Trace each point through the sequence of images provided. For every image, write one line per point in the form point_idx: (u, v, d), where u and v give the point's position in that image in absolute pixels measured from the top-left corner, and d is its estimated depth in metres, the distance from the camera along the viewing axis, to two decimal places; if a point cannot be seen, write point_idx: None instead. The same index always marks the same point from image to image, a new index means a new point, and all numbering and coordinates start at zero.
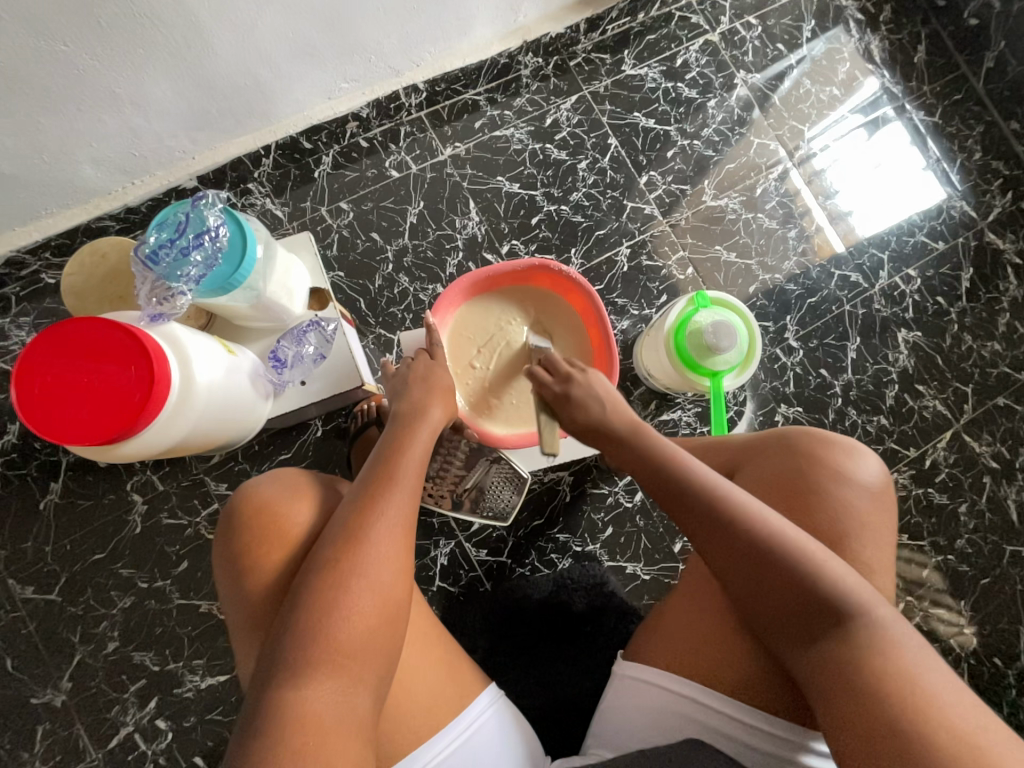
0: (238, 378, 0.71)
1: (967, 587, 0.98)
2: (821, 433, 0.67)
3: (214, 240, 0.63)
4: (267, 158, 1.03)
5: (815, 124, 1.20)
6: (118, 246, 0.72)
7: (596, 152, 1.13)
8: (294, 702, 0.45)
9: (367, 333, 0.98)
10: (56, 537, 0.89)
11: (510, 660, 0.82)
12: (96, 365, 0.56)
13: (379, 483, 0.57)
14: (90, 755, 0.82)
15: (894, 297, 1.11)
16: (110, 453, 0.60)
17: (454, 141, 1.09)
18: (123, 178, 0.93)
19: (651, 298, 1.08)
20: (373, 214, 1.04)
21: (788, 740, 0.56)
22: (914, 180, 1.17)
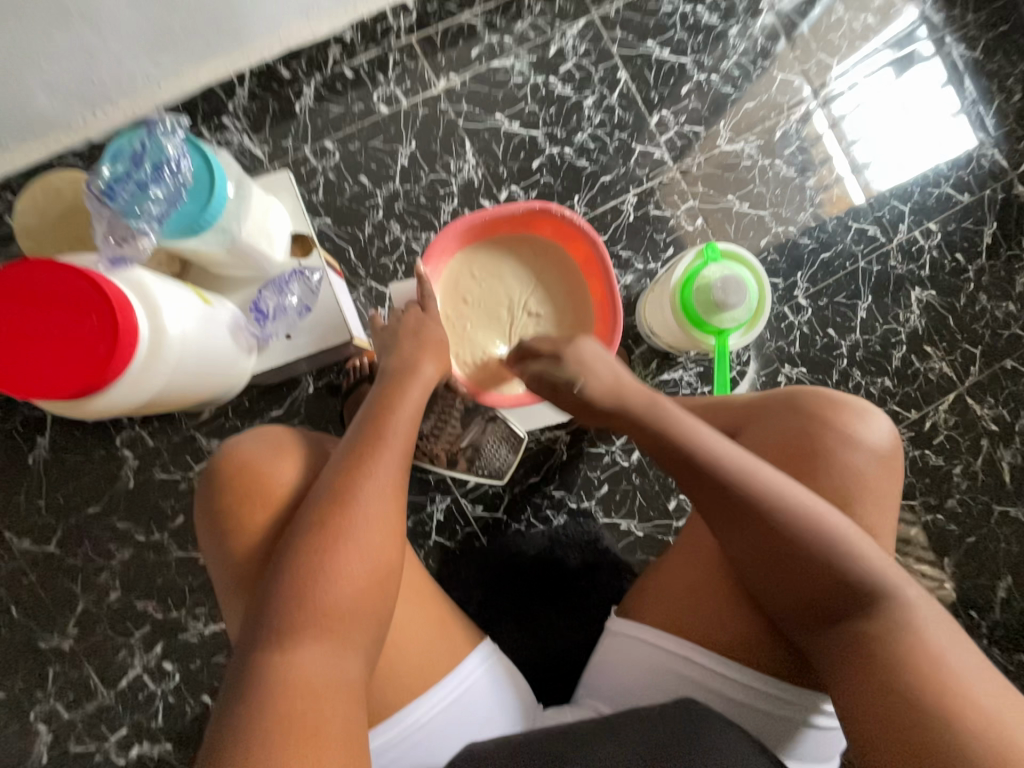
0: (216, 329, 0.68)
1: (952, 545, 0.99)
2: (831, 394, 0.65)
3: (174, 173, 0.59)
4: (242, 89, 0.93)
5: (845, 57, 1.09)
6: (73, 181, 0.66)
7: (604, 87, 1.03)
8: (281, 665, 0.44)
9: (357, 285, 0.93)
10: (49, 490, 0.88)
11: (506, 612, 0.83)
12: (55, 314, 0.53)
13: (366, 445, 0.54)
14: (101, 694, 0.85)
15: (911, 253, 1.06)
16: (81, 408, 0.57)
17: (449, 72, 0.99)
18: (84, 108, 0.85)
19: (657, 251, 1.02)
20: (361, 154, 0.96)
21: (774, 695, 0.58)
22: (946, 124, 1.09)
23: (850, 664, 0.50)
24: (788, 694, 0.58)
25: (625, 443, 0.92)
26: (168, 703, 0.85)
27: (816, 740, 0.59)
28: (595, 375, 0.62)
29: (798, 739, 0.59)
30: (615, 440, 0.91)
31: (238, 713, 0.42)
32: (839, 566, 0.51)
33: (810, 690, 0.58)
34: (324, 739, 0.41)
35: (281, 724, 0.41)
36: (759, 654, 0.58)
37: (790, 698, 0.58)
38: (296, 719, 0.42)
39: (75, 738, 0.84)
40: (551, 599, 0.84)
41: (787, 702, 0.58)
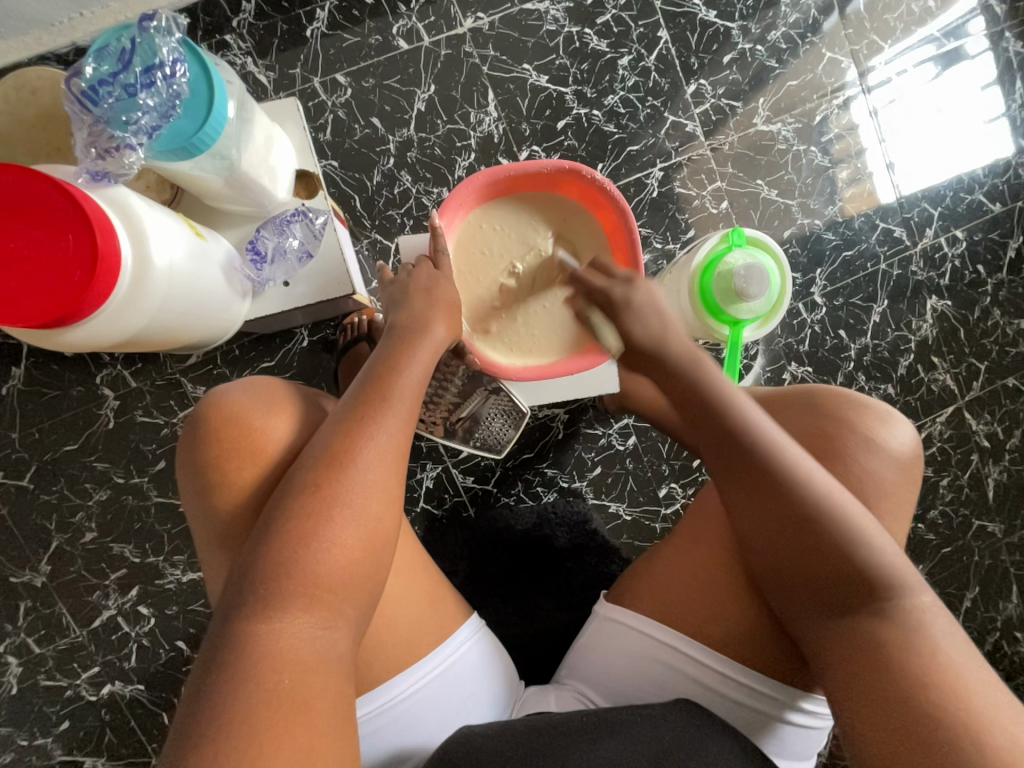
0: (209, 268, 0.63)
1: (928, 553, 1.00)
2: (854, 397, 0.64)
3: (168, 81, 0.52)
4: (248, 4, 0.85)
5: (897, 42, 1.03)
6: (53, 81, 0.59)
7: (641, 47, 0.96)
8: (267, 634, 0.42)
9: (361, 236, 0.88)
10: (23, 424, 0.84)
11: (490, 584, 0.83)
12: (28, 231, 0.48)
13: (369, 406, 0.51)
14: (73, 632, 0.84)
15: (934, 260, 1.02)
16: (55, 339, 0.53)
17: (476, 11, 0.91)
18: (70, 7, 0.76)
19: (677, 231, 0.97)
20: (375, 93, 0.89)
21: (760, 692, 0.58)
22: (989, 127, 1.04)
23: (844, 667, 0.50)
24: (775, 692, 0.58)
25: (622, 426, 0.90)
26: (143, 646, 0.85)
27: (799, 738, 0.60)
28: (644, 325, 0.58)
29: (777, 736, 0.59)
30: (613, 424, 0.90)
31: (219, 680, 0.40)
32: (847, 569, 0.51)
33: (796, 689, 0.58)
34: (312, 713, 0.40)
35: (266, 695, 0.40)
36: (750, 648, 0.58)
37: (775, 696, 0.58)
38: (282, 691, 0.40)
39: (46, 673, 0.84)
40: (536, 576, 0.84)
41: (771, 699, 0.58)
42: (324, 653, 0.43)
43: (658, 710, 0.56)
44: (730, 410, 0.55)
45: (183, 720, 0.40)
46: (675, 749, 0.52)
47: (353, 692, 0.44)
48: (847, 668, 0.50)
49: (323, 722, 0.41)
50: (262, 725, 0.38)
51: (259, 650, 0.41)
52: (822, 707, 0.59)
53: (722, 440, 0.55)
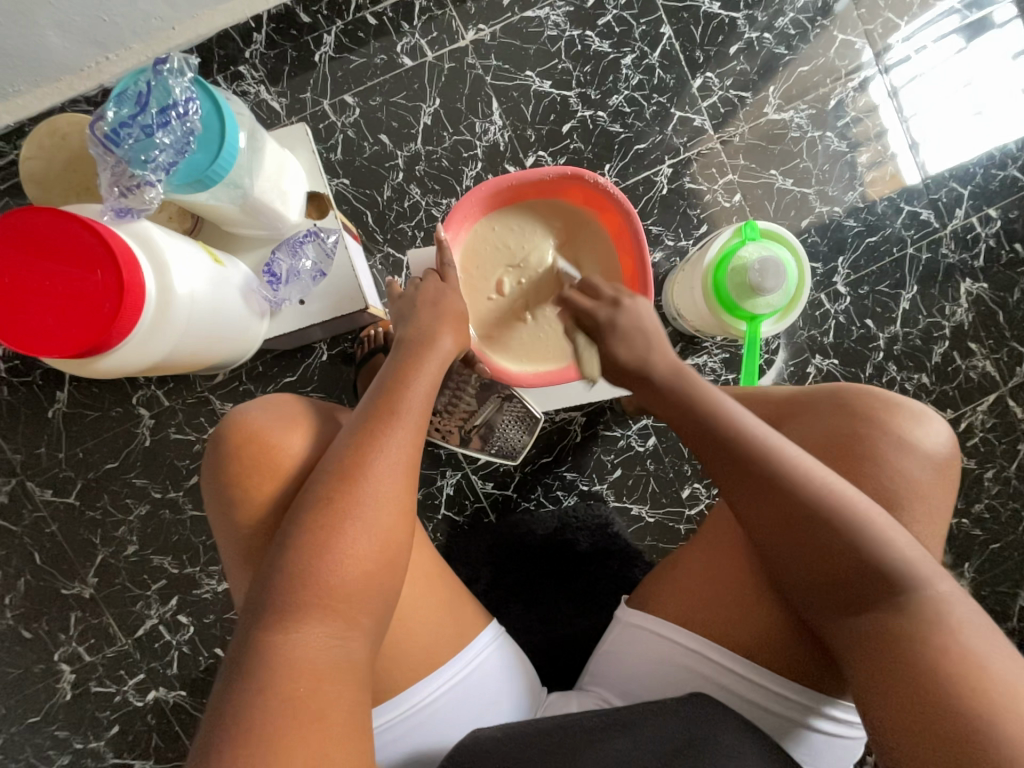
0: (228, 291, 0.66)
1: (975, 550, 0.95)
2: (885, 396, 0.61)
3: (182, 118, 0.54)
4: (258, 34, 0.88)
5: (915, 17, 0.99)
6: (79, 126, 0.63)
7: (644, 45, 0.95)
8: (284, 643, 0.43)
9: (374, 250, 0.90)
10: (68, 444, 0.89)
11: (512, 588, 0.84)
12: (61, 268, 0.51)
13: (379, 419, 0.53)
14: (120, 640, 0.89)
15: (966, 241, 0.98)
16: (90, 368, 0.56)
17: (478, 23, 0.92)
18: (96, 52, 0.81)
19: (689, 227, 0.96)
20: (382, 111, 0.91)
21: (787, 698, 0.57)
22: (1020, 99, 0.98)
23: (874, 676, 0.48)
24: (803, 697, 0.56)
25: (642, 427, 0.89)
26: (183, 653, 0.88)
27: (829, 745, 0.58)
28: (629, 347, 0.57)
29: (807, 740, 0.58)
30: (631, 425, 0.89)
31: (239, 689, 0.42)
32: (871, 571, 0.49)
33: (826, 695, 0.57)
34: (327, 722, 0.41)
35: (283, 704, 0.41)
36: (775, 653, 0.57)
37: (804, 702, 0.56)
38: (298, 701, 0.41)
39: (96, 680, 0.88)
40: (559, 581, 0.84)
41: (799, 705, 0.57)
42: (340, 662, 0.44)
43: (671, 706, 0.55)
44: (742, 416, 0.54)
45: (205, 729, 0.41)
46: (689, 747, 0.51)
47: (368, 701, 0.45)
48: (875, 669, 0.48)
49: (338, 730, 0.41)
50: (279, 734, 0.40)
51: (278, 660, 0.43)
52: (852, 713, 0.57)
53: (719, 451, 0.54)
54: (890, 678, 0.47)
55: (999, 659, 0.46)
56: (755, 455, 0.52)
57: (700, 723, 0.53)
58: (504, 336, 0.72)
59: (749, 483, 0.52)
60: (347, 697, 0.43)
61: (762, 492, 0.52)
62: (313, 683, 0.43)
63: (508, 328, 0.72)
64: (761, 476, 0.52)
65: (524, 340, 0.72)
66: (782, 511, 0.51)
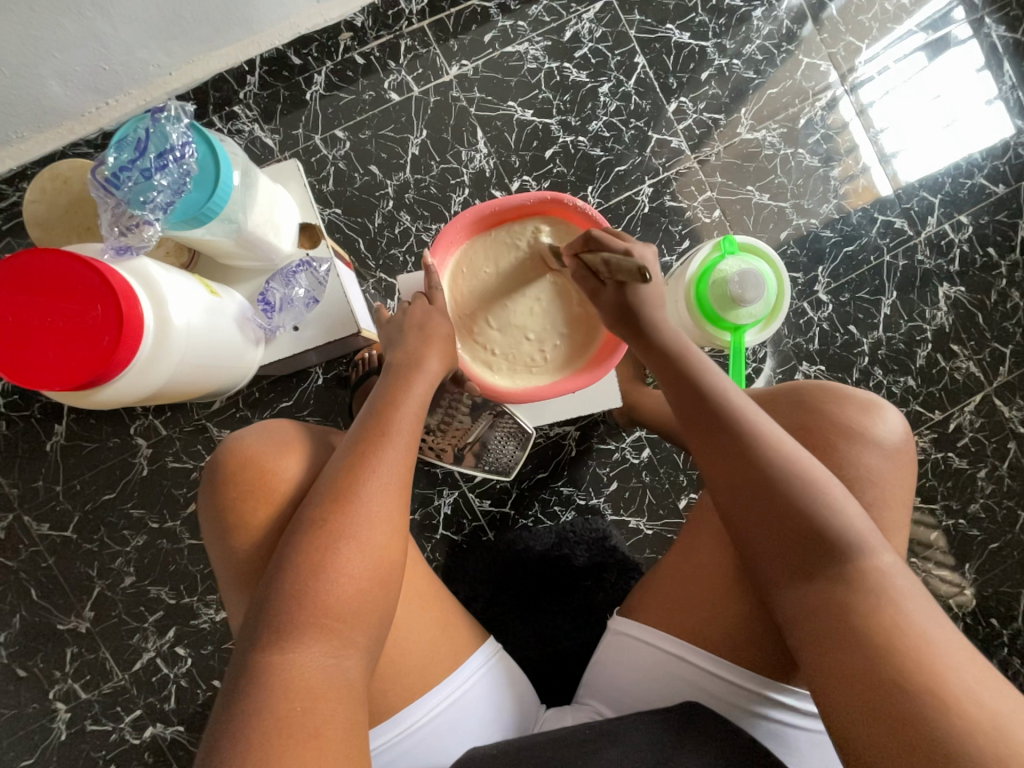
0: (224, 321, 0.68)
1: (974, 551, 0.96)
2: (837, 390, 0.64)
3: (178, 161, 0.57)
4: (252, 77, 0.93)
5: (876, 40, 1.04)
6: (81, 169, 0.66)
7: (620, 74, 1.00)
8: (281, 664, 0.44)
9: (367, 276, 0.92)
10: (65, 477, 0.89)
11: (511, 606, 0.84)
12: (60, 305, 0.53)
13: (372, 438, 0.54)
14: (117, 675, 0.88)
15: (940, 247, 1.01)
16: (88, 400, 0.58)
17: (461, 59, 0.97)
18: (96, 98, 0.85)
19: (672, 243, 0.99)
20: (372, 144, 0.95)
21: (769, 698, 0.57)
22: (981, 112, 1.03)
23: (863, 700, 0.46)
24: (791, 697, 0.58)
25: (635, 439, 0.90)
26: (181, 686, 0.87)
27: (812, 744, 0.59)
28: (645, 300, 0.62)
29: (790, 739, 0.58)
30: (625, 437, 0.90)
31: (237, 710, 0.43)
32: (830, 552, 0.50)
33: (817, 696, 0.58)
34: (325, 739, 0.42)
35: (280, 723, 0.42)
36: (765, 655, 0.57)
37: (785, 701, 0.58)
38: (296, 717, 0.42)
39: (92, 718, 0.87)
40: (556, 597, 0.84)
41: (789, 708, 0.58)
42: (335, 682, 0.45)
43: (664, 717, 0.56)
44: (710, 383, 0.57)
45: (206, 751, 0.42)
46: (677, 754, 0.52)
47: (363, 720, 0.46)
48: (848, 680, 0.47)
49: (334, 749, 0.42)
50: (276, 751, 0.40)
51: (275, 681, 0.43)
52: None
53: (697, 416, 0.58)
54: (850, 663, 0.47)
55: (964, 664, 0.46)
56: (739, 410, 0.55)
57: (691, 732, 0.54)
58: (498, 356, 0.74)
59: (725, 447, 0.55)
60: (343, 718, 0.44)
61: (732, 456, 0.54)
62: (310, 704, 0.43)
63: (498, 346, 0.74)
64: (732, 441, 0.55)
65: (519, 358, 0.74)
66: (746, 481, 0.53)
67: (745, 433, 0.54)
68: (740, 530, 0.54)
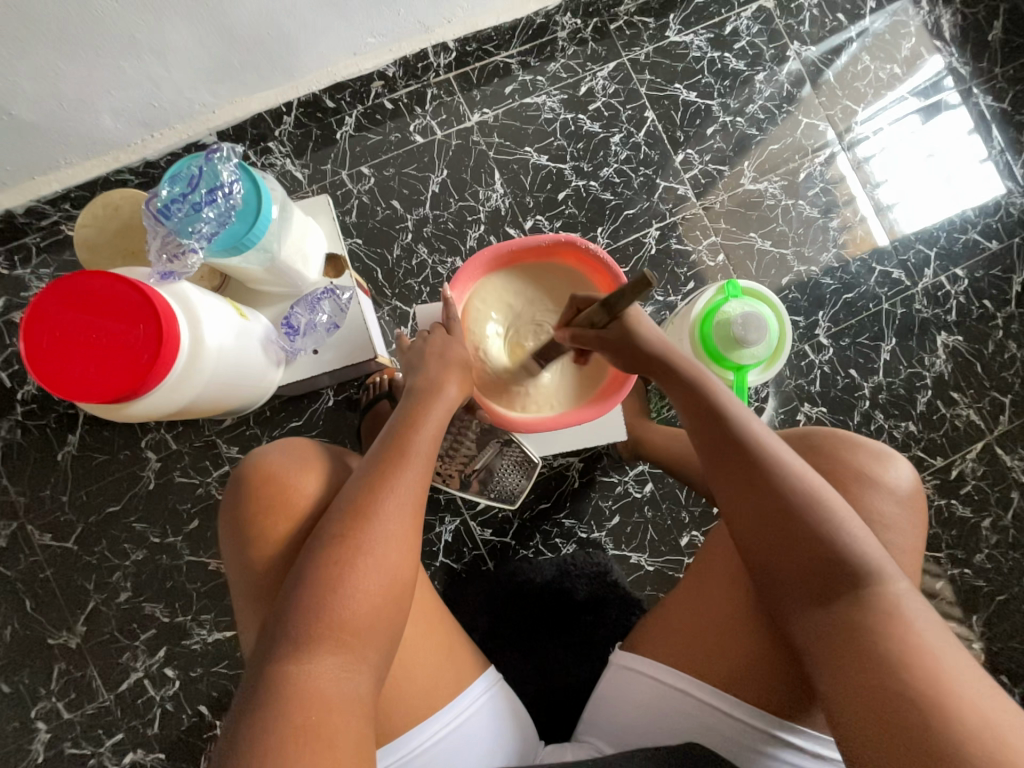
0: (250, 343, 0.71)
1: (980, 602, 0.95)
2: (847, 436, 0.65)
3: (226, 196, 0.62)
4: (288, 116, 0.99)
5: (870, 104, 1.11)
6: (130, 199, 0.71)
7: (631, 126, 1.06)
8: (296, 675, 0.45)
9: (382, 304, 0.96)
10: (73, 487, 0.90)
11: (508, 639, 0.83)
12: (104, 323, 0.56)
13: (392, 459, 0.55)
14: (102, 696, 0.86)
15: (937, 298, 1.05)
16: (119, 412, 0.60)
17: (483, 107, 1.04)
18: (143, 131, 0.91)
19: (677, 285, 1.04)
20: (395, 180, 1.01)
21: (773, 737, 0.56)
22: (973, 173, 1.09)
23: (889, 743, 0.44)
24: (796, 737, 0.56)
25: (638, 473, 0.91)
26: (166, 710, 0.85)
27: None
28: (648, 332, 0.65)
29: None
30: (629, 470, 0.91)
31: (251, 719, 0.43)
32: (842, 588, 0.51)
33: (826, 738, 0.57)
34: (335, 753, 0.43)
35: (294, 734, 0.42)
36: (772, 693, 0.56)
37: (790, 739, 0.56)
38: (309, 729, 0.43)
39: (72, 740, 0.84)
40: (556, 631, 0.83)
41: (798, 748, 0.57)
42: (347, 696, 0.45)
43: (669, 752, 0.55)
44: (730, 407, 0.59)
45: (219, 757, 0.43)
46: None
47: (372, 737, 0.46)
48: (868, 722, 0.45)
49: (343, 761, 0.43)
50: (288, 763, 0.41)
51: (290, 691, 0.44)
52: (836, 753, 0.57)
53: (711, 442, 0.59)
54: (872, 701, 0.46)
55: (993, 710, 0.44)
56: (753, 442, 0.57)
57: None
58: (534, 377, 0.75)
59: (748, 471, 0.56)
60: (354, 734, 0.44)
61: (746, 486, 0.55)
62: (322, 717, 0.44)
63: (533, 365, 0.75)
64: (745, 472, 0.56)
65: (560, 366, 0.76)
66: (760, 517, 0.54)
67: (765, 466, 0.55)
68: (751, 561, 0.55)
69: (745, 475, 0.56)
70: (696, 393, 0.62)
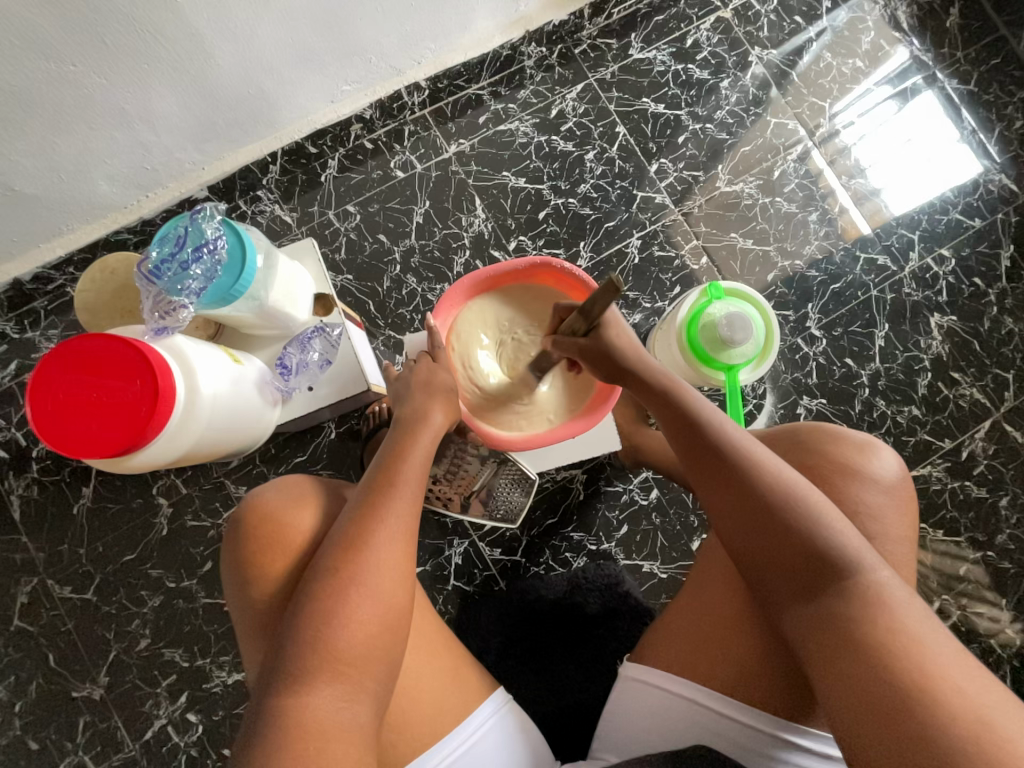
0: (245, 387, 0.73)
1: (1008, 584, 0.93)
2: (832, 430, 0.66)
3: (211, 252, 0.65)
4: (274, 165, 1.03)
5: (838, 99, 1.13)
6: (127, 260, 0.75)
7: (604, 142, 1.10)
8: (295, 707, 0.46)
9: (377, 334, 0.99)
10: (89, 539, 0.92)
11: (523, 659, 0.82)
12: (104, 381, 0.59)
13: (380, 488, 0.57)
14: (128, 746, 0.86)
15: (926, 280, 1.05)
16: (122, 464, 0.62)
17: (459, 138, 1.08)
18: (139, 192, 0.96)
19: (664, 291, 1.05)
20: (380, 215, 1.04)
21: (783, 739, 0.56)
22: (948, 154, 1.10)
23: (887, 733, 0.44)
24: (807, 739, 0.56)
25: (642, 480, 0.91)
26: (192, 756, 0.86)
27: None
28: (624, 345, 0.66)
29: None
30: (632, 479, 0.91)
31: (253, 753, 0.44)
32: (835, 581, 0.50)
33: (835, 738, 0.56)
34: None
35: None
36: (780, 692, 0.56)
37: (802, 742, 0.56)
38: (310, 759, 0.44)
39: None
40: (571, 647, 0.82)
41: (809, 752, 0.56)
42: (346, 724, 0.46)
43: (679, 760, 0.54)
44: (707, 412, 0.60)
45: None
46: None
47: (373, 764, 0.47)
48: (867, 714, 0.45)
49: None
50: None
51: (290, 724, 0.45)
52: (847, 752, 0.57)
53: (695, 446, 0.59)
54: (870, 695, 0.45)
55: (985, 693, 0.44)
56: (733, 445, 0.57)
57: None
58: (517, 391, 0.77)
59: (732, 472, 0.56)
60: None
61: (732, 487, 0.56)
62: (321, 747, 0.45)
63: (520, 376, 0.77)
64: (731, 474, 0.56)
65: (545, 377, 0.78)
66: (749, 518, 0.54)
67: (749, 467, 0.56)
68: (745, 563, 0.54)
69: (729, 477, 0.56)
70: (676, 399, 0.62)
